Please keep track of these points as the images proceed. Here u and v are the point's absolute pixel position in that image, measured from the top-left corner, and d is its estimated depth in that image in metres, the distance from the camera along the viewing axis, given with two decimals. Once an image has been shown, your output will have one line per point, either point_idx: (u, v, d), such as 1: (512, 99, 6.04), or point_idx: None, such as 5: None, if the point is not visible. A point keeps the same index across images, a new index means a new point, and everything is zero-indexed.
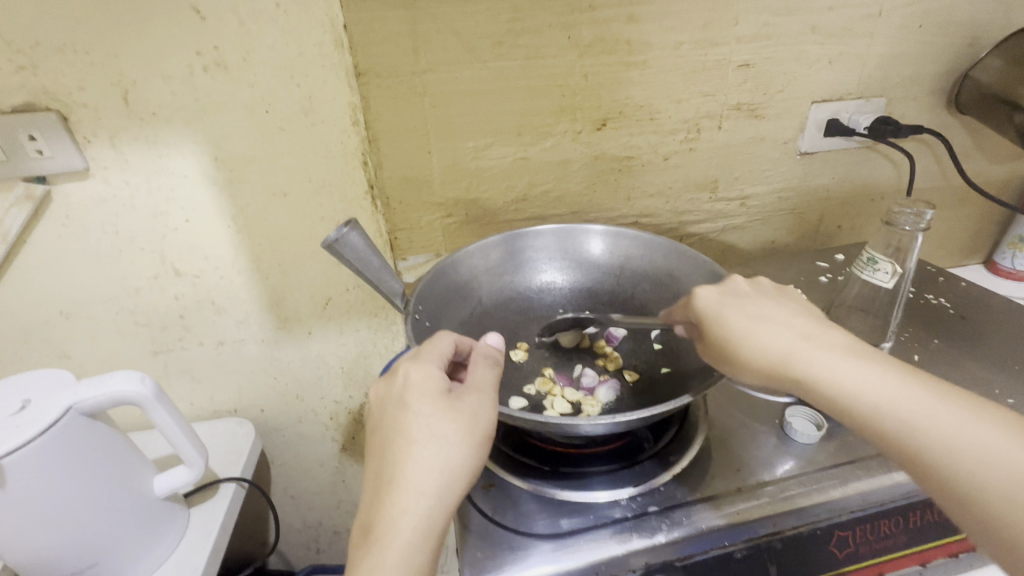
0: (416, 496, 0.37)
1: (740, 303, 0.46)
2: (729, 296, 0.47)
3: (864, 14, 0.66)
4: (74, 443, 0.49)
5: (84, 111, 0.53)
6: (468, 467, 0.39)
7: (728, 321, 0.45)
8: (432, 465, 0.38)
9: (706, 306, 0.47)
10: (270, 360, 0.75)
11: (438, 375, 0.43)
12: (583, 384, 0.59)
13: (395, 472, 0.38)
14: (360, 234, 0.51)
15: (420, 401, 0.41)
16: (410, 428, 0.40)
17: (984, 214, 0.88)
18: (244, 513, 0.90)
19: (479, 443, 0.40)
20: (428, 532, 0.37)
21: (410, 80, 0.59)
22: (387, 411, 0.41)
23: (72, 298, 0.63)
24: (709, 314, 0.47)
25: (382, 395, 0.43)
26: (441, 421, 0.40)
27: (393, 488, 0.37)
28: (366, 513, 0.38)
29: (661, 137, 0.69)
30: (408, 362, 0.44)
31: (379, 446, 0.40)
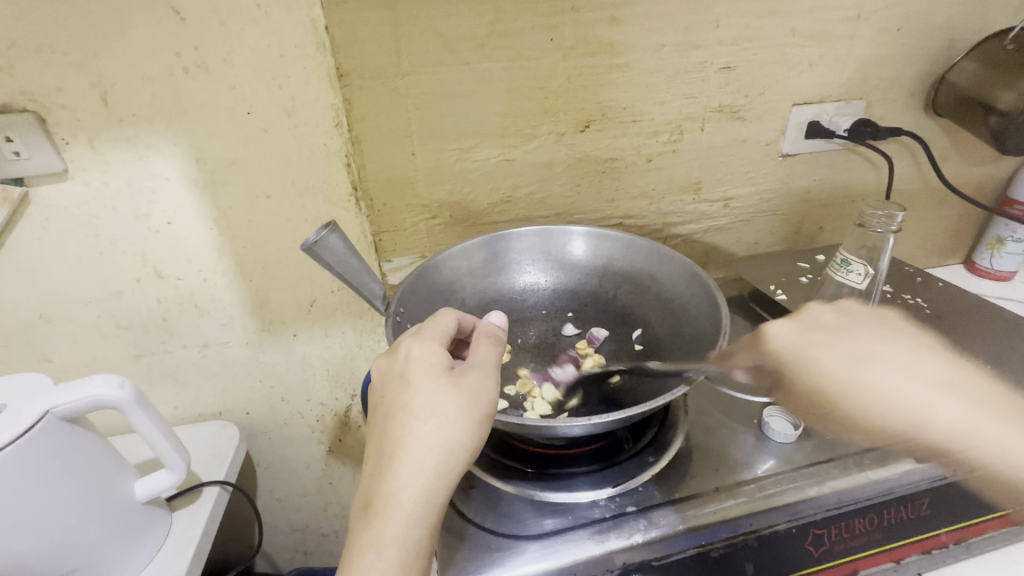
0: (415, 472, 0.37)
1: (824, 341, 0.52)
2: (811, 334, 0.53)
3: (844, 17, 0.67)
4: (52, 447, 0.49)
5: (63, 112, 0.53)
6: (466, 445, 0.39)
7: (823, 367, 0.50)
8: (432, 442, 0.38)
9: (787, 348, 0.52)
10: (254, 363, 0.74)
11: (440, 352, 0.43)
12: (555, 377, 0.61)
13: (395, 448, 0.38)
14: (339, 237, 0.50)
15: (422, 377, 0.41)
16: (411, 404, 0.39)
17: (963, 215, 0.90)
18: (230, 516, 0.89)
19: (478, 421, 0.40)
20: (426, 507, 0.37)
21: (393, 81, 0.59)
22: (388, 388, 0.41)
23: (53, 301, 0.63)
24: (790, 354, 0.52)
25: (383, 371, 0.42)
26: (442, 396, 0.40)
27: (393, 463, 0.38)
28: (366, 488, 0.38)
29: (644, 139, 0.70)
30: (409, 339, 0.43)
31: (380, 422, 0.40)
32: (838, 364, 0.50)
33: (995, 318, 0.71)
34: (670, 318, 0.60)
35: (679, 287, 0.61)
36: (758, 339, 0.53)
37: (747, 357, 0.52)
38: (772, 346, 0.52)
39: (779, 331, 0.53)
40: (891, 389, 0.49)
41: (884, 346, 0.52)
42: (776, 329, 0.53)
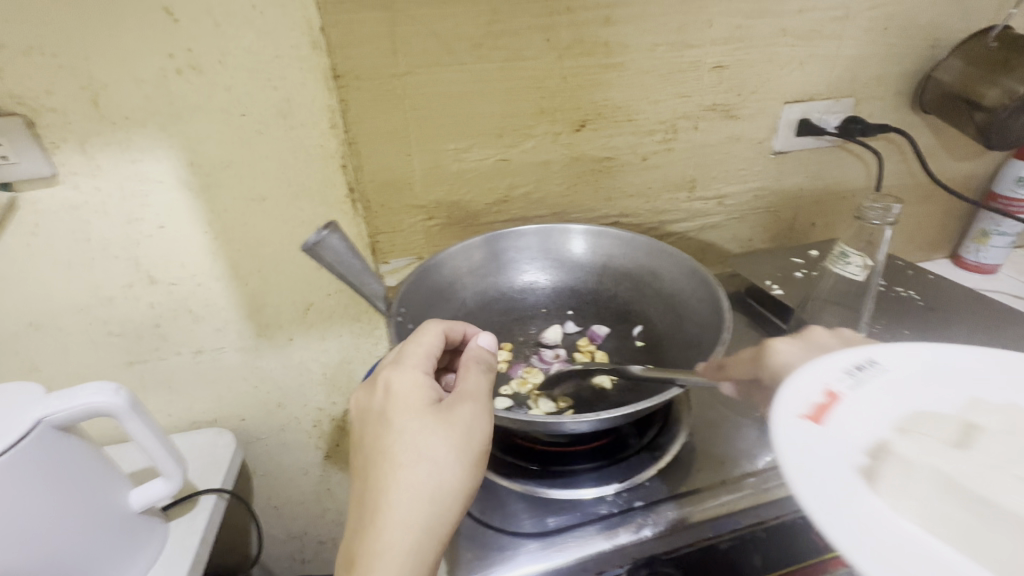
0: (403, 526, 0.36)
1: None
2: (817, 354, 0.44)
3: (832, 17, 0.68)
4: (45, 459, 0.48)
5: (53, 116, 0.52)
6: (457, 489, 0.38)
7: None
8: (419, 490, 0.37)
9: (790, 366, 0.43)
10: (251, 368, 0.73)
11: (424, 387, 0.42)
12: (538, 358, 0.63)
13: (379, 499, 0.37)
14: (340, 237, 0.51)
15: (405, 419, 0.40)
16: (395, 449, 0.39)
17: (948, 210, 0.92)
18: (226, 525, 0.88)
19: (470, 462, 0.39)
20: (416, 563, 0.36)
21: (389, 82, 0.59)
22: (370, 430, 0.41)
23: (42, 309, 0.61)
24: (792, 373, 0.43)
25: (366, 411, 0.42)
26: (428, 441, 0.39)
27: (380, 517, 0.37)
28: (351, 543, 0.37)
29: (639, 138, 0.70)
30: (390, 373, 0.43)
31: (363, 469, 0.39)
32: None
33: (984, 308, 0.72)
34: (671, 315, 0.61)
35: (679, 284, 0.61)
36: (763, 351, 0.46)
37: (747, 370, 0.47)
38: (774, 360, 0.45)
39: (785, 346, 0.45)
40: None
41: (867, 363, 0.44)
42: (784, 347, 0.45)
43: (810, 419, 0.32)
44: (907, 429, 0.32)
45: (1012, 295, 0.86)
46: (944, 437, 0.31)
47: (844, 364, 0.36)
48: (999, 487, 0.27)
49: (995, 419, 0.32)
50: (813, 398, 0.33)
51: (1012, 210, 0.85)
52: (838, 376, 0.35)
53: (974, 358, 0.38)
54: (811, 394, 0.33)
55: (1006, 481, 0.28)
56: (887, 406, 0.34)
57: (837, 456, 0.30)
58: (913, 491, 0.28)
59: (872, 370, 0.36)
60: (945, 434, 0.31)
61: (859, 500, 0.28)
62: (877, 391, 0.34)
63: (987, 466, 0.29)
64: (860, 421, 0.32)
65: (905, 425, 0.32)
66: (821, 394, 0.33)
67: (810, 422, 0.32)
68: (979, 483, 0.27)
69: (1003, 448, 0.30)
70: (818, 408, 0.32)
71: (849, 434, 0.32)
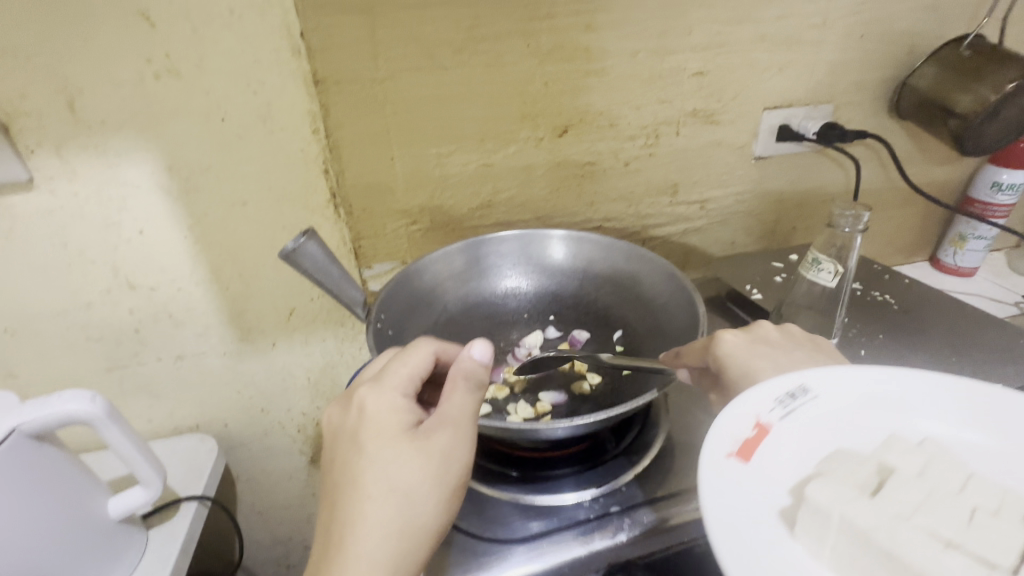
0: (370, 558, 0.36)
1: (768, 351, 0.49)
2: (757, 344, 0.50)
3: (810, 24, 0.69)
4: (19, 468, 0.47)
5: (27, 120, 0.51)
6: (429, 520, 0.39)
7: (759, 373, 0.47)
8: (389, 521, 0.38)
9: (735, 354, 0.48)
10: (233, 373, 0.73)
11: (402, 412, 0.42)
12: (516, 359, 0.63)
13: (348, 528, 0.37)
14: (317, 244, 0.51)
15: (379, 446, 0.40)
16: (368, 477, 0.39)
17: (926, 213, 0.93)
18: (209, 531, 0.87)
19: (444, 493, 0.40)
20: None
21: (370, 87, 0.59)
22: (343, 454, 0.41)
23: (18, 315, 0.60)
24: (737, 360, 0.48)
25: (339, 432, 0.42)
26: (403, 470, 0.39)
27: (346, 546, 0.37)
28: (317, 570, 0.37)
29: (621, 143, 0.71)
30: (368, 394, 0.43)
31: (334, 495, 0.39)
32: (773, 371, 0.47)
33: (959, 311, 0.73)
34: (651, 319, 0.62)
35: (657, 289, 0.62)
36: (713, 342, 0.50)
37: (699, 359, 0.50)
38: (723, 349, 0.49)
39: (733, 337, 0.49)
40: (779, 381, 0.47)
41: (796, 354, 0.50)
42: (731, 338, 0.49)
43: (736, 453, 0.36)
44: (823, 467, 0.36)
45: (988, 297, 0.88)
46: (854, 475, 0.35)
47: (777, 393, 0.40)
48: (894, 533, 0.31)
49: (908, 459, 0.36)
50: (740, 436, 0.37)
51: (987, 214, 0.87)
52: (770, 408, 0.39)
53: (897, 387, 0.42)
54: (740, 432, 0.37)
55: (901, 529, 0.31)
56: (807, 438, 0.39)
57: (753, 486, 0.35)
58: (822, 534, 0.32)
59: (802, 400, 0.40)
60: (855, 472, 0.35)
61: (767, 537, 0.33)
62: (803, 421, 0.39)
63: (890, 515, 0.32)
64: (781, 451, 0.37)
65: (821, 461, 0.37)
66: (750, 428, 0.38)
67: (735, 462, 0.36)
68: (880, 535, 0.31)
69: (911, 490, 0.34)
70: (743, 446, 0.37)
71: (769, 465, 0.36)
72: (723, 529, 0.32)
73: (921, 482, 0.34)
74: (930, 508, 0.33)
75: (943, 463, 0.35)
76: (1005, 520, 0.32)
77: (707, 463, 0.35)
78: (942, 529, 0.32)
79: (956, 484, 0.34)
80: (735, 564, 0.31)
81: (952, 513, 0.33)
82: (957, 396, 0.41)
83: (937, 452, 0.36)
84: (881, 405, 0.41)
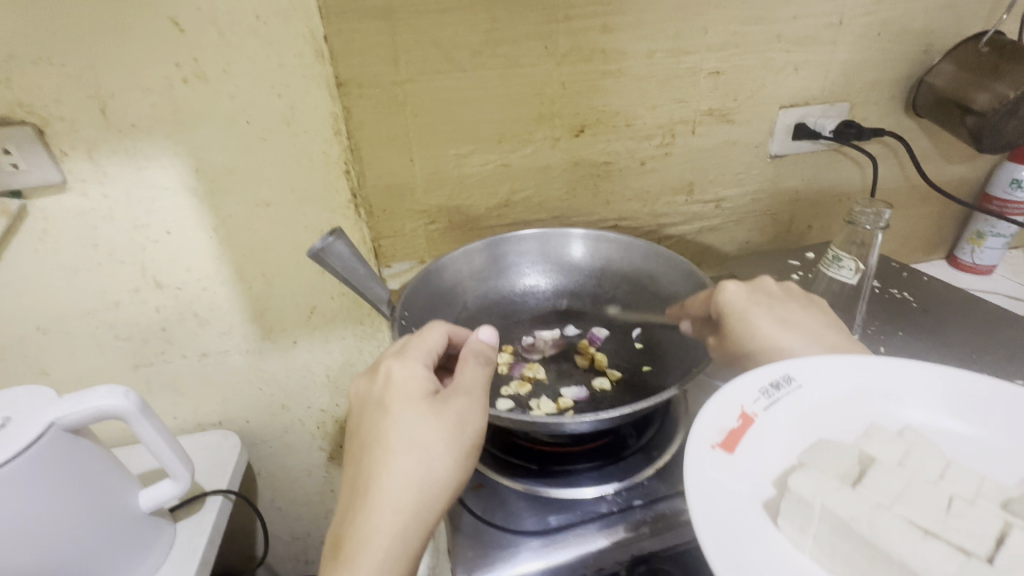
0: (392, 511, 0.38)
1: (768, 302, 0.54)
2: (757, 295, 0.54)
3: (826, 24, 0.69)
4: (58, 460, 0.49)
5: (62, 124, 0.53)
6: (447, 479, 0.40)
7: (756, 320, 0.52)
8: (410, 477, 0.39)
9: (735, 303, 0.53)
10: (255, 370, 0.74)
11: (424, 377, 0.43)
12: (533, 352, 0.64)
13: (371, 482, 0.39)
14: (345, 243, 0.52)
15: (401, 407, 0.41)
16: (390, 435, 0.40)
17: (944, 211, 0.93)
18: (231, 526, 0.89)
19: (462, 454, 0.41)
20: (402, 549, 0.37)
21: (391, 90, 0.60)
22: (367, 414, 0.42)
23: (50, 313, 0.62)
24: (738, 308, 0.53)
25: (364, 395, 0.43)
26: (423, 430, 0.40)
27: (369, 501, 0.38)
28: (341, 523, 0.38)
29: (637, 143, 0.71)
30: (391, 361, 0.44)
31: (358, 453, 0.41)
32: (771, 321, 0.51)
33: (979, 309, 0.73)
34: (669, 318, 0.62)
35: (677, 287, 0.63)
36: (717, 290, 0.54)
37: (702, 307, 0.57)
38: (724, 297, 0.53)
39: (734, 286, 0.53)
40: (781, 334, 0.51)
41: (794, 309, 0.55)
42: (732, 286, 0.54)
43: (721, 445, 0.38)
44: (807, 458, 0.39)
45: (1007, 295, 0.87)
46: (835, 465, 0.38)
47: (762, 384, 0.43)
48: (874, 523, 0.34)
49: (890, 448, 0.39)
50: (724, 429, 0.39)
51: (1006, 211, 0.86)
52: (754, 397, 0.42)
53: (880, 377, 0.45)
54: (728, 423, 0.40)
55: (880, 520, 0.34)
56: (788, 427, 0.41)
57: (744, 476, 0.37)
58: (805, 524, 0.34)
59: (786, 388, 0.43)
60: (836, 463, 0.38)
61: (756, 527, 0.35)
62: (786, 409, 0.42)
63: (870, 505, 0.35)
64: (765, 440, 0.40)
65: (806, 451, 0.39)
66: (737, 419, 0.40)
67: (721, 452, 0.38)
68: (863, 526, 0.33)
69: (891, 480, 0.37)
70: (729, 438, 0.39)
71: (754, 455, 0.39)
72: (708, 510, 0.34)
73: (900, 471, 0.38)
74: (907, 498, 0.36)
75: (924, 452, 0.39)
76: (979, 506, 0.35)
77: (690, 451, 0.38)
78: (920, 518, 0.35)
79: (933, 473, 0.38)
80: (721, 554, 0.32)
81: (932, 502, 0.36)
82: (938, 386, 0.44)
83: (917, 440, 0.40)
84: (862, 396, 0.44)
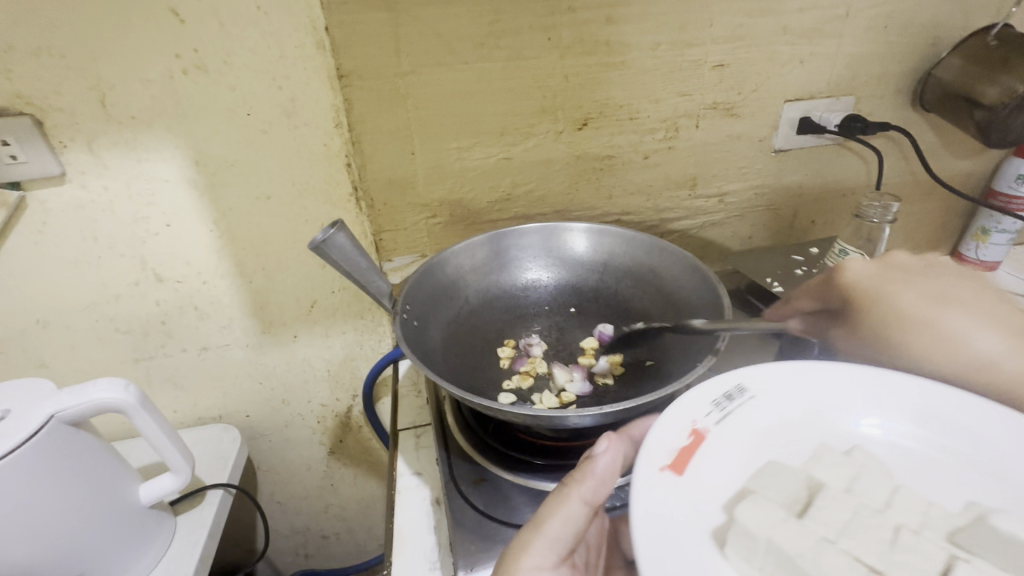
0: None
1: (905, 276, 0.54)
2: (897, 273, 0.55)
3: (832, 16, 0.68)
4: (55, 452, 0.48)
5: (61, 116, 0.52)
6: None
7: (886, 289, 0.53)
8: None
9: (859, 274, 0.54)
10: (255, 364, 0.74)
11: None
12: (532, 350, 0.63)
13: None
14: (346, 235, 0.51)
15: None
16: None
17: (948, 207, 0.92)
18: (231, 520, 0.89)
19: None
20: None
21: (392, 81, 0.59)
22: None
23: (51, 306, 0.62)
24: (863, 279, 0.54)
25: None
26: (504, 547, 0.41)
27: None
28: None
29: (640, 136, 0.71)
30: None
31: None
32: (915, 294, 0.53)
33: None
34: (671, 311, 0.62)
35: (680, 282, 0.62)
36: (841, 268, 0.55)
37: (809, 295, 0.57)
38: (849, 271, 0.55)
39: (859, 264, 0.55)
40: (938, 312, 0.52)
41: (948, 278, 0.55)
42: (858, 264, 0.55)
43: (671, 466, 0.38)
44: (756, 483, 0.39)
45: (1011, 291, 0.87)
46: (783, 491, 0.38)
47: (715, 397, 0.43)
48: (818, 560, 0.34)
49: (838, 471, 0.39)
50: (674, 448, 0.39)
51: (1011, 207, 0.86)
52: (706, 413, 0.42)
53: (838, 393, 0.45)
54: (678, 444, 0.39)
55: (825, 556, 0.34)
56: (739, 443, 0.41)
57: (696, 506, 0.37)
58: (751, 557, 0.35)
59: (740, 401, 0.43)
60: (784, 489, 0.38)
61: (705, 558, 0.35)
62: (738, 425, 0.42)
63: (816, 537, 0.36)
64: (716, 459, 0.40)
65: (754, 474, 0.39)
66: (687, 438, 0.40)
67: (670, 474, 0.38)
68: (805, 559, 0.34)
69: (839, 509, 0.37)
70: (679, 459, 0.39)
71: (703, 476, 0.39)
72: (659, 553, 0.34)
73: (846, 497, 0.38)
74: (853, 529, 0.36)
75: (870, 476, 0.39)
76: (923, 537, 0.36)
77: (641, 483, 0.36)
78: (864, 554, 0.35)
79: (880, 501, 0.38)
80: None
81: (876, 535, 0.36)
82: (895, 399, 0.44)
83: (865, 461, 0.40)
84: (816, 413, 0.44)
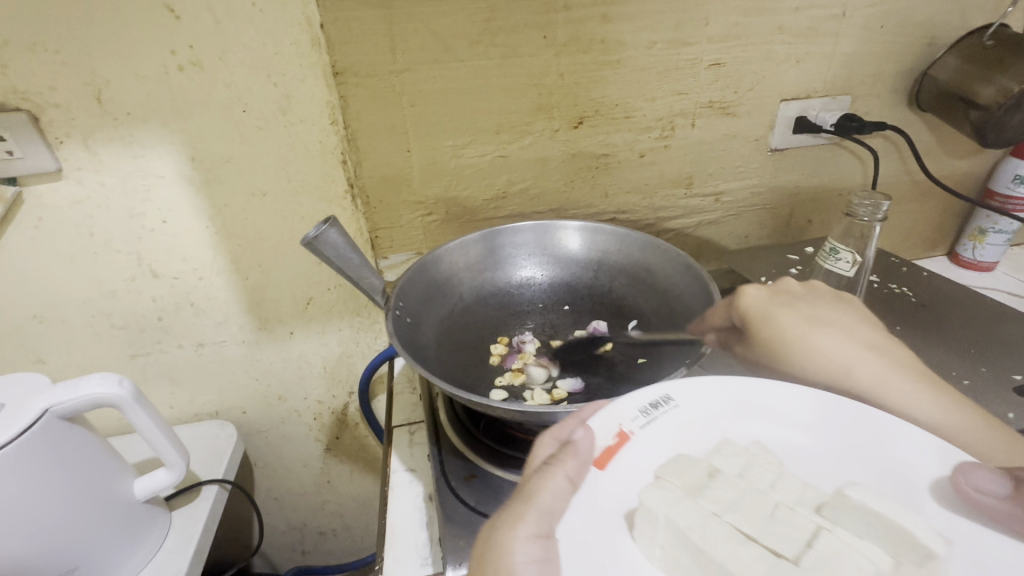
0: None
1: (795, 303, 0.52)
2: (779, 297, 0.53)
3: (829, 15, 0.68)
4: (50, 446, 0.49)
5: (57, 111, 0.53)
6: None
7: (782, 321, 0.50)
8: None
9: (753, 304, 0.52)
10: (251, 361, 0.74)
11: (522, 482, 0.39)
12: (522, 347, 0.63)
13: None
14: (338, 231, 0.52)
15: None
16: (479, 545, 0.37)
17: (946, 207, 0.92)
18: (227, 516, 0.89)
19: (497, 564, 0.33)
20: None
21: (387, 79, 0.59)
22: None
23: (47, 301, 0.62)
24: (757, 310, 0.52)
25: None
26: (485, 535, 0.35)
27: None
28: None
29: (636, 135, 0.71)
30: None
31: None
32: (796, 320, 0.50)
33: (978, 305, 0.73)
34: (665, 309, 0.62)
35: (674, 280, 0.62)
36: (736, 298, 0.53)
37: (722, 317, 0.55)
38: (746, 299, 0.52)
39: (754, 290, 0.53)
40: (827, 335, 0.49)
41: (833, 305, 0.53)
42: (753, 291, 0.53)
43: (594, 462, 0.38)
44: (662, 471, 0.39)
45: (1006, 291, 0.87)
46: (683, 477, 0.38)
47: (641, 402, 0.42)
48: (705, 533, 0.34)
49: (734, 461, 0.40)
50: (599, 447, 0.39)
51: (1009, 208, 0.86)
52: (632, 416, 0.41)
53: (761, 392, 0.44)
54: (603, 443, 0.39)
55: (710, 528, 0.35)
56: (659, 444, 0.41)
57: (601, 496, 0.37)
58: (654, 537, 0.35)
59: (664, 408, 0.42)
60: (683, 474, 0.38)
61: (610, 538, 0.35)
62: (663, 430, 0.41)
63: (705, 513, 0.36)
64: (639, 461, 0.39)
65: (662, 463, 0.39)
66: (612, 438, 0.40)
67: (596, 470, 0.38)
68: (695, 534, 0.34)
69: (728, 490, 0.38)
70: (603, 456, 0.38)
71: (624, 475, 0.38)
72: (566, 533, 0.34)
73: (738, 482, 0.38)
74: (738, 508, 0.37)
75: (761, 463, 0.39)
76: (798, 512, 0.37)
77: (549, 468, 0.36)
78: (745, 525, 0.36)
79: (766, 483, 0.38)
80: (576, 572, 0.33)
81: (758, 510, 0.37)
82: (805, 398, 0.43)
83: (760, 452, 0.40)
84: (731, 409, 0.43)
